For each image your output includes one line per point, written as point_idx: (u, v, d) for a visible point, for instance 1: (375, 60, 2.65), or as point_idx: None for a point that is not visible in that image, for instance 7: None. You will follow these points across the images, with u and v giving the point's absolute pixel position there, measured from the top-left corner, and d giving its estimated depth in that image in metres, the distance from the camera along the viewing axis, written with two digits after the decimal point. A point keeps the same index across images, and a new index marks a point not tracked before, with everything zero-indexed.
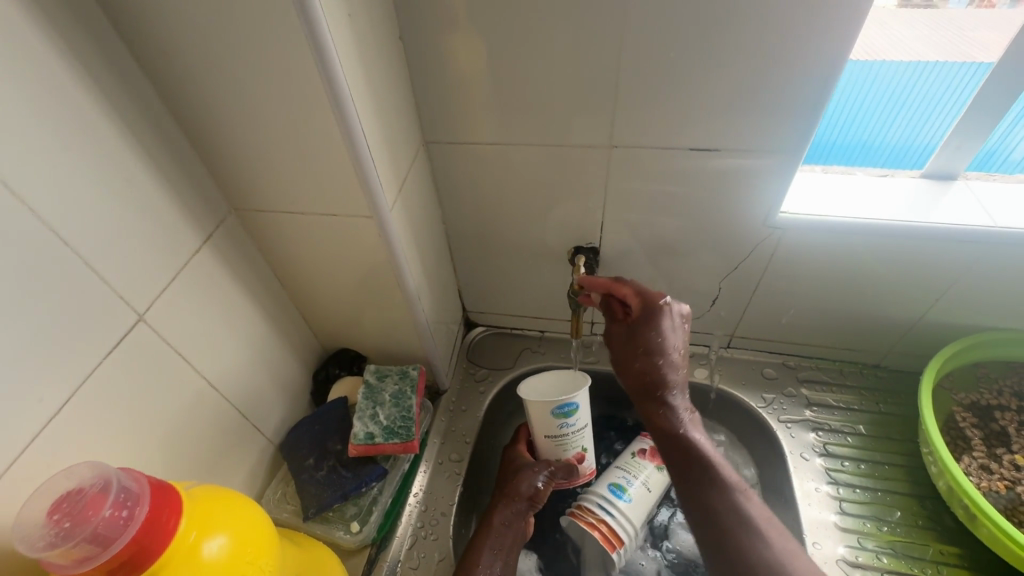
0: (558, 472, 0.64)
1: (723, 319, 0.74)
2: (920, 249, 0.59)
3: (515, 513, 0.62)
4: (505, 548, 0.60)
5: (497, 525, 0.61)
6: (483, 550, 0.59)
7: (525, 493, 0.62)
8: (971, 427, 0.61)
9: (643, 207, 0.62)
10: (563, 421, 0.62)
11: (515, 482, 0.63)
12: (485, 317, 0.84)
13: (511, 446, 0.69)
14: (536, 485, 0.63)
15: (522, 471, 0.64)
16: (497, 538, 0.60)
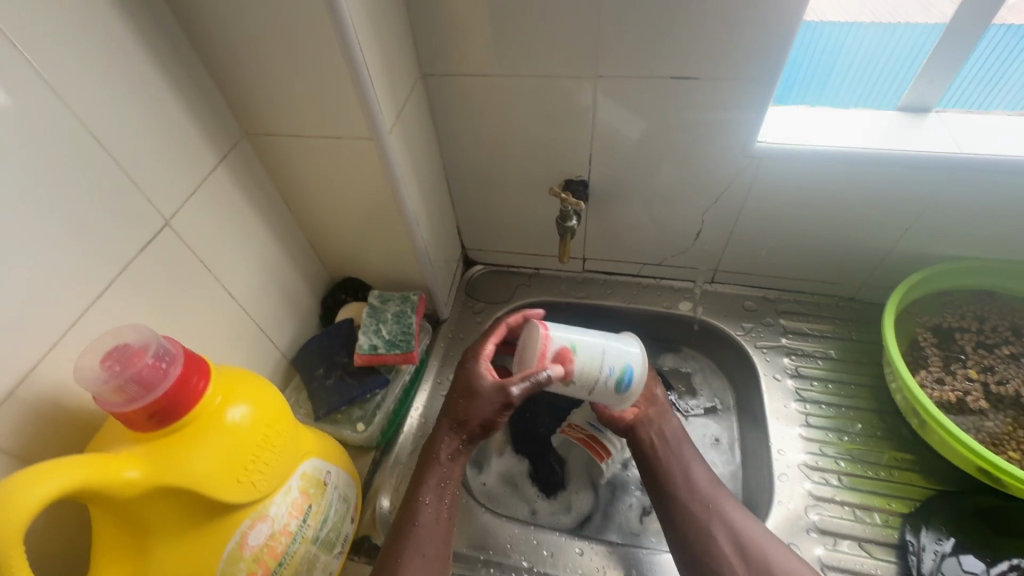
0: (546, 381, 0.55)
1: (707, 254, 0.78)
2: (891, 178, 0.62)
3: (464, 441, 0.57)
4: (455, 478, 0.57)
5: (444, 455, 0.57)
6: (432, 484, 0.56)
7: (473, 419, 0.56)
8: (931, 346, 0.66)
9: (629, 139, 0.65)
10: (617, 362, 0.57)
11: (463, 405, 0.57)
12: (483, 255, 0.89)
13: (469, 353, 0.61)
14: (483, 412, 0.56)
15: (470, 393, 0.56)
16: (448, 470, 0.56)
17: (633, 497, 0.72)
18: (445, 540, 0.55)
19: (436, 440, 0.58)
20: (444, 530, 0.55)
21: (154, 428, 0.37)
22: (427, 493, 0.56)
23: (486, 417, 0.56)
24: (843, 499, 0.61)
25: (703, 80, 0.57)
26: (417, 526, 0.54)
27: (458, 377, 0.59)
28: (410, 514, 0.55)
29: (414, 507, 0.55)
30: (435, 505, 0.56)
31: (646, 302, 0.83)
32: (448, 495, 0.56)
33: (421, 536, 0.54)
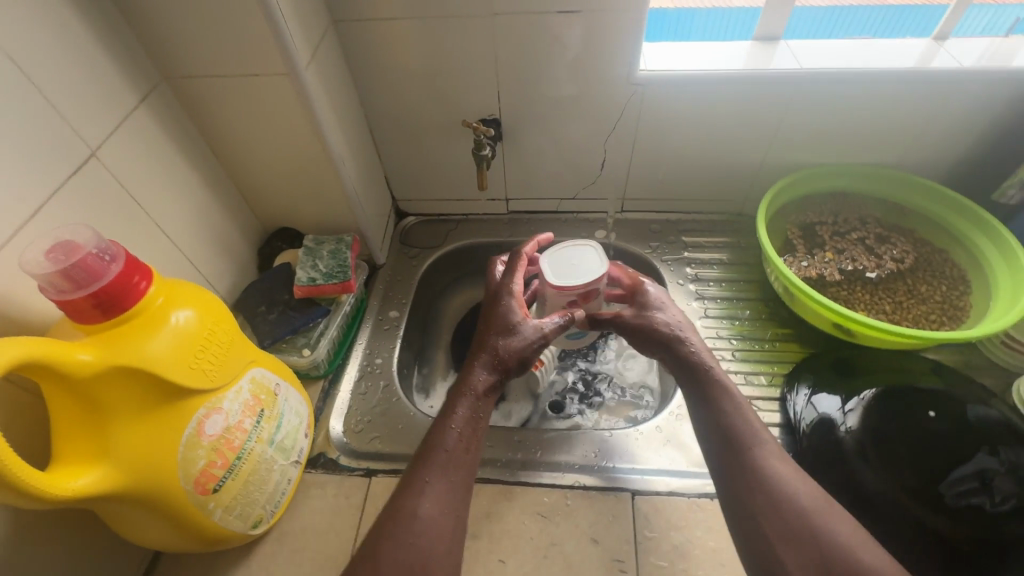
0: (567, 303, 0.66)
1: (614, 184, 0.87)
2: (753, 97, 0.73)
3: (498, 377, 0.57)
4: (484, 414, 0.55)
5: (477, 388, 0.56)
6: (465, 415, 0.54)
7: (511, 355, 0.58)
8: (798, 238, 0.78)
9: (531, 76, 0.73)
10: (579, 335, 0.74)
11: (503, 341, 0.59)
12: (413, 206, 0.94)
13: (503, 294, 0.64)
14: (523, 348, 0.59)
15: (511, 330, 0.60)
16: (480, 402, 0.55)
17: (570, 417, 0.78)
18: (470, 470, 0.52)
19: (469, 373, 0.57)
20: (471, 458, 0.52)
21: (102, 319, 0.41)
22: (458, 424, 0.53)
23: (522, 353, 0.59)
24: (736, 368, 0.72)
25: (586, 12, 0.65)
26: (446, 450, 0.52)
27: (492, 316, 0.62)
28: (435, 440, 0.53)
29: (441, 433, 0.53)
30: (465, 434, 0.53)
31: (567, 234, 0.91)
32: (478, 429, 0.54)
33: (450, 460, 0.51)
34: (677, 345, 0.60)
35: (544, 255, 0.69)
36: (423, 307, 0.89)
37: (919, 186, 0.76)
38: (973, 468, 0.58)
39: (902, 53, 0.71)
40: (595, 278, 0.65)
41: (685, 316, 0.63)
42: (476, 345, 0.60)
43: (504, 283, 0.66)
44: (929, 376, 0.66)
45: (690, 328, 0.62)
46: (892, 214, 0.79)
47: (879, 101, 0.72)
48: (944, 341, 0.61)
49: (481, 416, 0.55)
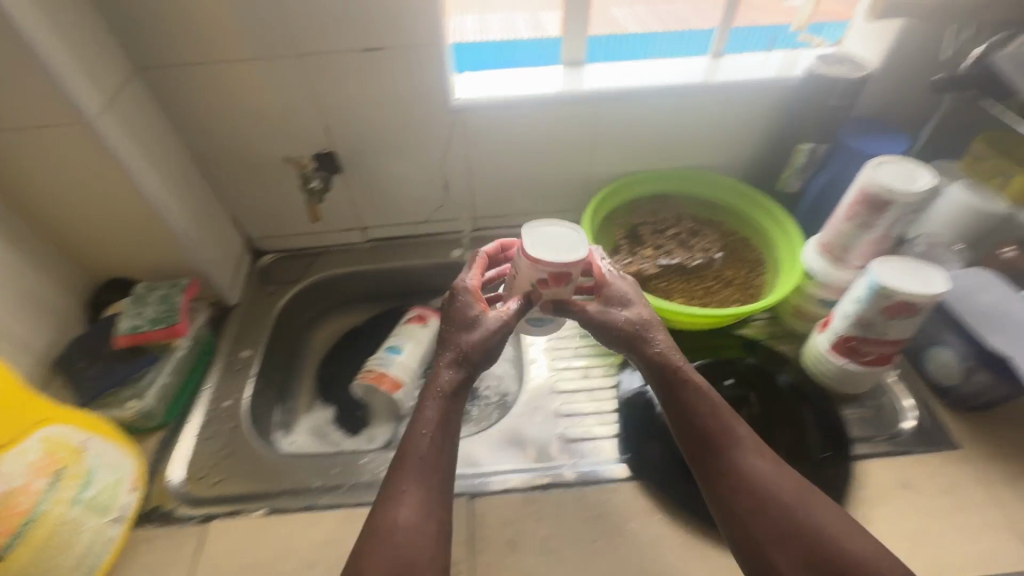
0: (536, 280, 0.57)
1: (463, 205, 0.91)
2: (562, 115, 0.80)
3: (463, 373, 0.58)
4: (454, 410, 0.56)
5: (443, 386, 0.57)
6: (436, 413, 0.55)
7: (474, 349, 0.58)
8: (623, 239, 0.85)
9: (353, 109, 0.76)
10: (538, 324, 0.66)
11: (470, 336, 0.59)
12: (269, 243, 0.94)
13: (461, 287, 0.62)
14: (483, 342, 0.58)
15: (476, 325, 0.59)
16: (446, 401, 0.56)
17: None
18: (444, 473, 0.53)
19: (435, 373, 0.58)
20: (445, 460, 0.53)
21: None
22: (431, 425, 0.54)
23: (488, 346, 0.59)
24: (576, 364, 0.77)
25: (388, 49, 0.70)
26: (422, 453, 0.53)
27: (454, 311, 0.60)
28: (408, 443, 0.54)
29: (414, 434, 0.54)
30: (438, 435, 0.54)
31: (426, 256, 0.94)
32: (450, 427, 0.55)
33: (426, 464, 0.53)
34: (646, 335, 0.60)
35: (527, 226, 0.58)
36: (284, 343, 0.88)
37: (721, 184, 0.86)
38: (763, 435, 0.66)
39: (686, 69, 0.81)
40: (573, 258, 0.55)
41: (649, 311, 0.62)
42: (441, 342, 0.61)
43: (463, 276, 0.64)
44: (746, 353, 0.75)
45: (652, 326, 0.61)
46: (705, 210, 0.88)
47: (672, 112, 0.81)
48: (734, 314, 0.69)
49: (450, 416, 0.56)
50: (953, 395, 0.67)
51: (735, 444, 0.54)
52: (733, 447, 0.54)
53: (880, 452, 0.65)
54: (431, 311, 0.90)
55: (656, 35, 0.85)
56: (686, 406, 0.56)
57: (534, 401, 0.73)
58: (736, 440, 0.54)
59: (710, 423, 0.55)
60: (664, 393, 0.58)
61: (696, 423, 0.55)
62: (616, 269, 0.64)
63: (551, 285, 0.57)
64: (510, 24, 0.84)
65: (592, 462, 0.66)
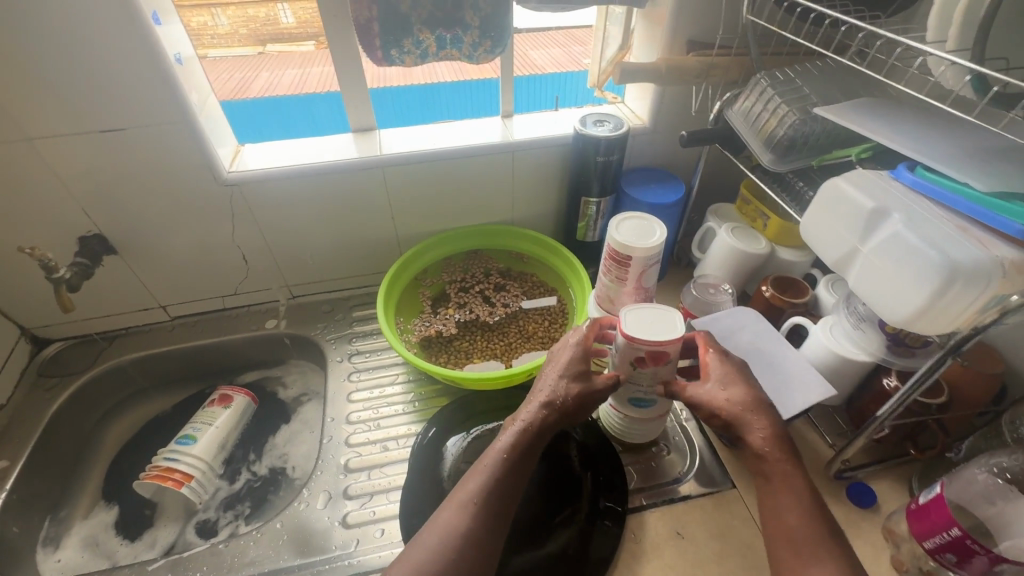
0: (632, 358, 0.57)
1: (270, 275, 0.88)
2: (351, 183, 0.80)
3: (553, 419, 0.55)
4: (531, 455, 0.55)
5: (528, 421, 0.55)
6: (484, 478, 0.52)
7: (568, 397, 0.56)
8: (429, 299, 0.85)
9: (110, 189, 0.71)
10: (638, 407, 0.63)
11: (574, 384, 0.57)
12: (54, 331, 0.85)
13: (573, 341, 0.60)
14: (584, 393, 0.56)
15: (584, 375, 0.57)
16: (526, 435, 0.55)
17: (224, 529, 0.73)
18: (476, 547, 0.49)
19: (528, 405, 0.57)
20: (482, 525, 0.50)
21: None
22: (477, 492, 0.52)
23: (584, 400, 0.57)
24: (374, 438, 0.74)
25: (132, 129, 0.67)
26: (484, 492, 0.51)
27: (567, 353, 0.59)
28: (482, 475, 0.52)
29: (493, 465, 0.53)
30: (495, 478, 0.52)
31: (237, 329, 0.89)
32: (513, 483, 0.53)
33: (457, 524, 0.50)
34: (748, 421, 0.53)
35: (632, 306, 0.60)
36: (65, 442, 0.80)
37: (524, 237, 0.88)
38: (545, 502, 0.64)
39: (475, 129, 0.83)
40: (666, 339, 0.55)
41: (756, 394, 0.55)
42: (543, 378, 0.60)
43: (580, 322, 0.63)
44: None
45: (745, 411, 0.53)
46: (515, 263, 0.90)
47: (464, 172, 0.82)
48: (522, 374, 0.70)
49: (513, 480, 0.53)
50: (728, 434, 0.69)
51: (832, 554, 0.47)
52: (805, 559, 0.47)
53: (657, 502, 0.65)
54: (236, 389, 0.85)
55: (432, 87, 0.85)
56: (782, 508, 0.50)
57: (324, 485, 0.69)
58: (811, 551, 0.47)
59: (827, 525, 0.49)
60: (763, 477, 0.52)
61: (779, 530, 0.49)
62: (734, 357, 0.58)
63: (648, 360, 0.57)
64: (290, 80, 0.83)
65: (367, 550, 0.62)
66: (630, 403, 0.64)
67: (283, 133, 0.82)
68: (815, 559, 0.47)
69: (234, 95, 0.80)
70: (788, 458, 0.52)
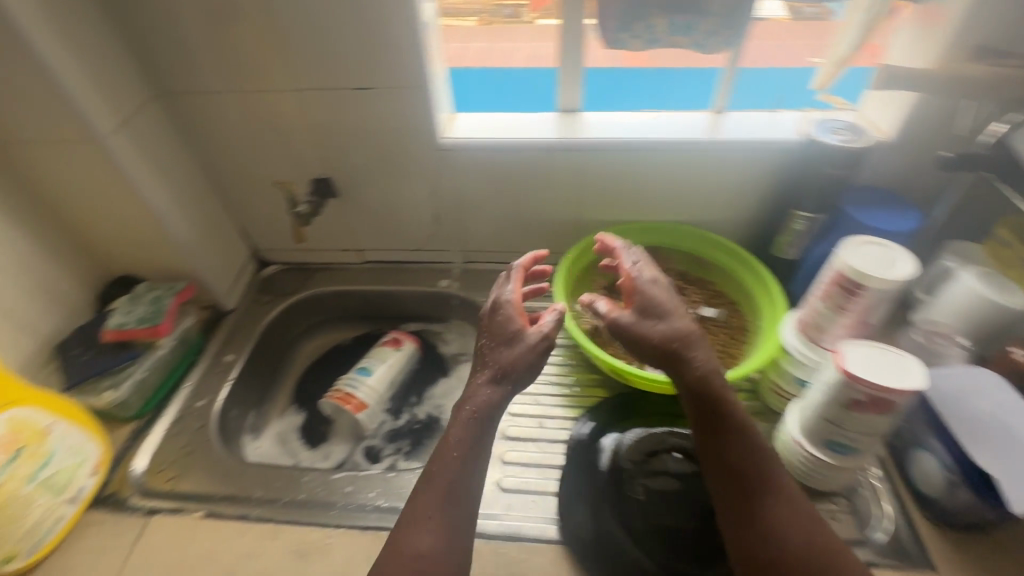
0: (849, 399, 0.53)
1: (453, 237, 0.94)
2: (549, 162, 0.81)
3: (500, 394, 0.57)
4: (481, 441, 0.55)
5: (478, 409, 0.56)
6: (439, 482, 0.52)
7: (513, 365, 0.58)
8: (602, 289, 0.85)
9: (348, 140, 0.80)
10: (836, 452, 0.58)
11: (507, 349, 0.59)
12: (273, 255, 1.00)
13: (508, 297, 0.63)
14: (511, 358, 0.58)
15: (509, 342, 0.59)
16: (478, 423, 0.55)
17: (387, 459, 0.81)
18: (461, 518, 0.52)
19: (473, 389, 0.58)
20: (457, 504, 0.52)
21: None
22: (434, 498, 0.52)
23: (517, 364, 0.58)
24: (533, 412, 0.76)
25: (380, 88, 0.73)
26: (436, 490, 0.52)
27: (493, 325, 0.61)
28: (432, 482, 0.53)
29: (442, 462, 0.53)
30: (461, 469, 0.53)
31: (414, 282, 0.97)
32: (467, 480, 0.53)
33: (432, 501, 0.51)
34: (685, 355, 0.55)
35: (847, 342, 0.55)
36: (271, 351, 0.93)
37: (710, 241, 0.83)
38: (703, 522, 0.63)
39: (682, 121, 0.79)
40: (900, 389, 0.50)
41: (685, 323, 0.57)
42: (478, 360, 0.60)
43: (496, 293, 0.65)
44: None
45: (682, 342, 0.56)
46: (695, 267, 0.85)
47: (662, 165, 0.79)
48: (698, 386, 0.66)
49: (467, 467, 0.53)
50: (937, 509, 0.60)
51: (769, 489, 0.50)
52: (766, 498, 0.50)
53: None
54: (406, 335, 0.92)
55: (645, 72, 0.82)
56: (739, 438, 0.52)
57: None
58: (767, 488, 0.50)
59: (758, 461, 0.51)
60: (706, 428, 0.54)
61: (738, 470, 0.51)
62: (649, 272, 0.61)
63: (867, 406, 0.53)
64: (506, 50, 0.83)
65: (521, 518, 0.65)
66: (823, 446, 0.59)
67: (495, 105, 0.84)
68: (768, 495, 0.50)
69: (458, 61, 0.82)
70: (719, 393, 0.54)
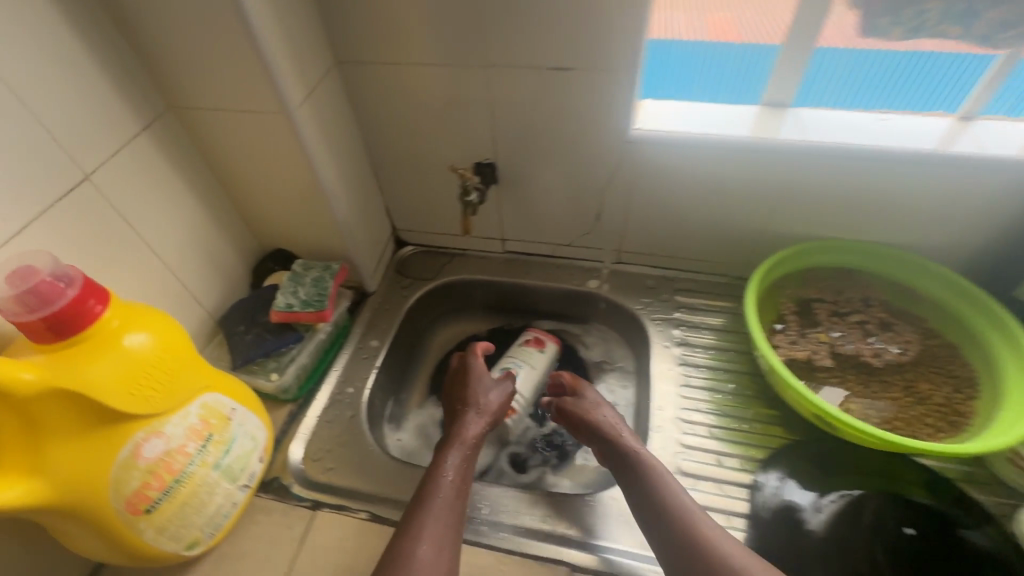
0: None
1: (609, 236, 0.86)
2: (746, 166, 0.71)
3: (485, 428, 0.69)
4: (467, 465, 0.64)
5: (466, 440, 0.67)
6: (424, 489, 0.60)
7: (493, 410, 0.72)
8: (792, 314, 0.74)
9: (525, 125, 0.73)
10: None
11: (485, 402, 0.72)
12: (412, 236, 0.95)
13: (473, 354, 0.77)
14: (495, 408, 0.72)
15: (486, 393, 0.73)
16: (464, 449, 0.65)
17: (534, 470, 0.77)
18: (458, 518, 0.58)
19: (461, 430, 0.68)
20: (459, 502, 0.60)
21: (54, 339, 0.43)
22: (422, 499, 0.59)
23: (498, 408, 0.73)
24: (707, 446, 0.69)
25: (577, 70, 0.65)
26: (430, 508, 0.58)
27: (463, 376, 0.76)
28: (425, 504, 0.58)
29: (434, 486, 0.60)
30: (456, 481, 0.62)
31: (560, 280, 0.90)
32: (459, 490, 0.61)
33: (440, 504, 0.58)
34: (599, 425, 0.67)
35: None
36: (408, 338, 0.90)
37: (930, 272, 0.71)
38: None
39: (920, 127, 0.67)
40: None
41: (609, 410, 0.70)
42: (457, 408, 0.72)
43: (468, 356, 0.78)
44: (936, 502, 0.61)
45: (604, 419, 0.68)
46: (901, 299, 0.74)
47: (890, 181, 0.67)
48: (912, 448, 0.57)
49: (461, 480, 0.62)
50: None
51: (677, 503, 0.56)
52: (693, 517, 0.55)
53: None
54: (548, 336, 0.87)
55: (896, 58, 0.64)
56: (639, 473, 0.60)
57: None
58: (690, 507, 0.56)
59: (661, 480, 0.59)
60: (625, 472, 0.62)
61: (666, 500, 0.57)
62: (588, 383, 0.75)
63: None
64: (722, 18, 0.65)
65: None
66: None
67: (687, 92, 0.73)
68: (682, 510, 0.55)
69: (663, 31, 0.67)
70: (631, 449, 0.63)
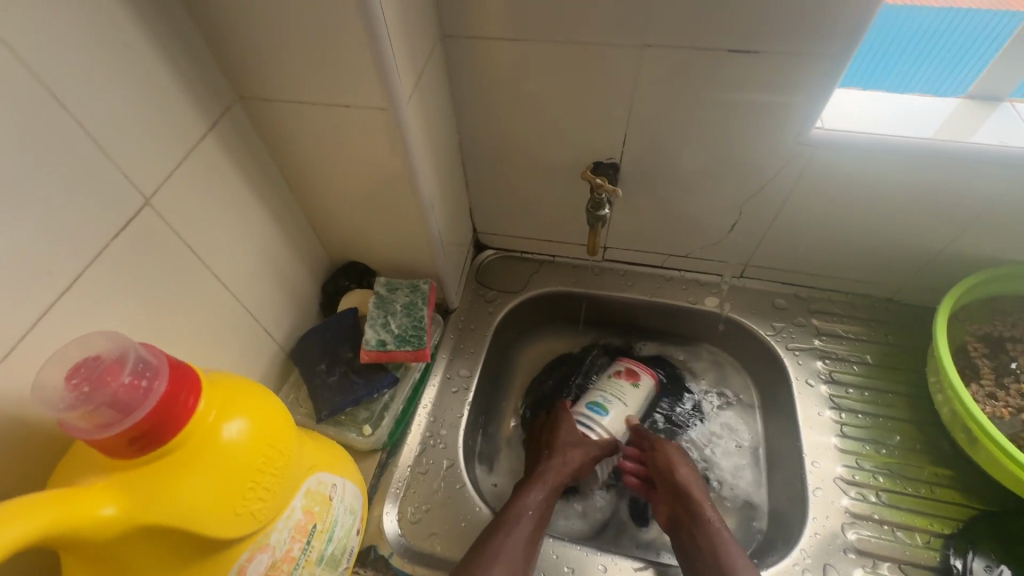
0: None
1: (739, 248, 0.73)
2: (944, 183, 0.57)
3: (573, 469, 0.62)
4: (545, 510, 0.58)
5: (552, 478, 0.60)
6: (501, 526, 0.54)
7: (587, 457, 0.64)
8: (982, 357, 0.63)
9: (670, 120, 0.58)
10: None
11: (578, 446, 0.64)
12: (494, 240, 0.82)
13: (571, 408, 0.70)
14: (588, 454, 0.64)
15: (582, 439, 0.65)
16: (548, 490, 0.59)
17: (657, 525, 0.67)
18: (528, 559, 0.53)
19: (546, 466, 0.62)
20: (533, 541, 0.54)
21: (136, 454, 0.31)
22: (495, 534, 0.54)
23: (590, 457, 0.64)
24: (881, 517, 0.58)
25: (759, 54, 0.50)
26: (505, 537, 0.53)
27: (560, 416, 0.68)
28: (500, 535, 0.53)
29: (514, 519, 0.55)
30: (536, 518, 0.56)
31: (671, 296, 0.77)
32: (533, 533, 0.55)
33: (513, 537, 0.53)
34: (689, 497, 0.60)
35: None
36: (495, 361, 0.78)
37: None
38: None
39: None
40: None
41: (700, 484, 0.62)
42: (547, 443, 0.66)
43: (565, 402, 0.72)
44: None
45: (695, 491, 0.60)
46: None
47: None
48: None
49: (537, 524, 0.56)
50: None
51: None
52: None
53: None
54: (644, 366, 0.72)
55: None
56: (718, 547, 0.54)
57: (830, 555, 0.56)
58: None
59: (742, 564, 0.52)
60: (704, 544, 0.55)
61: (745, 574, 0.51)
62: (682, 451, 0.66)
63: None
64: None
65: None
66: None
67: (878, 79, 0.59)
68: None
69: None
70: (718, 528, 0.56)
